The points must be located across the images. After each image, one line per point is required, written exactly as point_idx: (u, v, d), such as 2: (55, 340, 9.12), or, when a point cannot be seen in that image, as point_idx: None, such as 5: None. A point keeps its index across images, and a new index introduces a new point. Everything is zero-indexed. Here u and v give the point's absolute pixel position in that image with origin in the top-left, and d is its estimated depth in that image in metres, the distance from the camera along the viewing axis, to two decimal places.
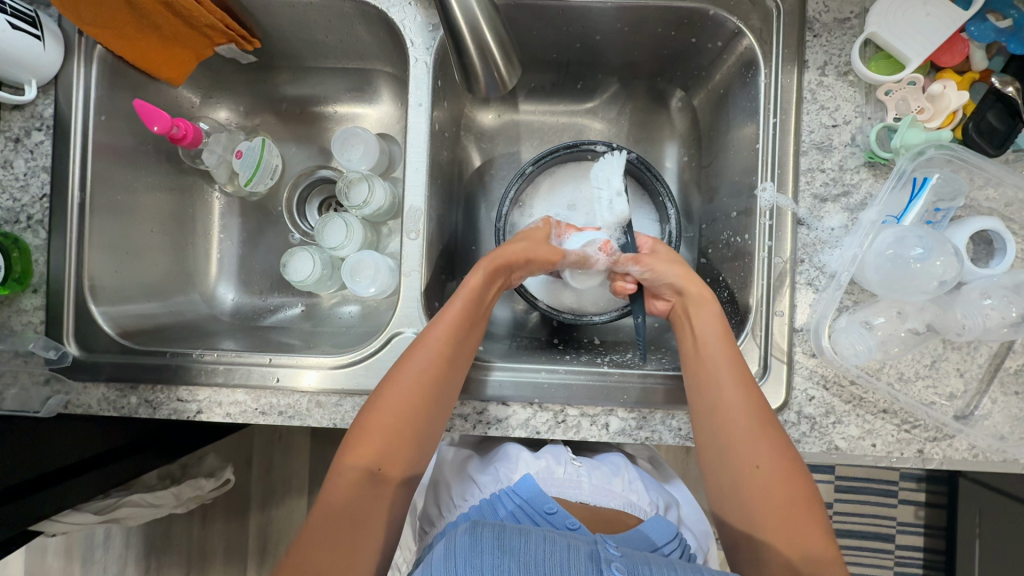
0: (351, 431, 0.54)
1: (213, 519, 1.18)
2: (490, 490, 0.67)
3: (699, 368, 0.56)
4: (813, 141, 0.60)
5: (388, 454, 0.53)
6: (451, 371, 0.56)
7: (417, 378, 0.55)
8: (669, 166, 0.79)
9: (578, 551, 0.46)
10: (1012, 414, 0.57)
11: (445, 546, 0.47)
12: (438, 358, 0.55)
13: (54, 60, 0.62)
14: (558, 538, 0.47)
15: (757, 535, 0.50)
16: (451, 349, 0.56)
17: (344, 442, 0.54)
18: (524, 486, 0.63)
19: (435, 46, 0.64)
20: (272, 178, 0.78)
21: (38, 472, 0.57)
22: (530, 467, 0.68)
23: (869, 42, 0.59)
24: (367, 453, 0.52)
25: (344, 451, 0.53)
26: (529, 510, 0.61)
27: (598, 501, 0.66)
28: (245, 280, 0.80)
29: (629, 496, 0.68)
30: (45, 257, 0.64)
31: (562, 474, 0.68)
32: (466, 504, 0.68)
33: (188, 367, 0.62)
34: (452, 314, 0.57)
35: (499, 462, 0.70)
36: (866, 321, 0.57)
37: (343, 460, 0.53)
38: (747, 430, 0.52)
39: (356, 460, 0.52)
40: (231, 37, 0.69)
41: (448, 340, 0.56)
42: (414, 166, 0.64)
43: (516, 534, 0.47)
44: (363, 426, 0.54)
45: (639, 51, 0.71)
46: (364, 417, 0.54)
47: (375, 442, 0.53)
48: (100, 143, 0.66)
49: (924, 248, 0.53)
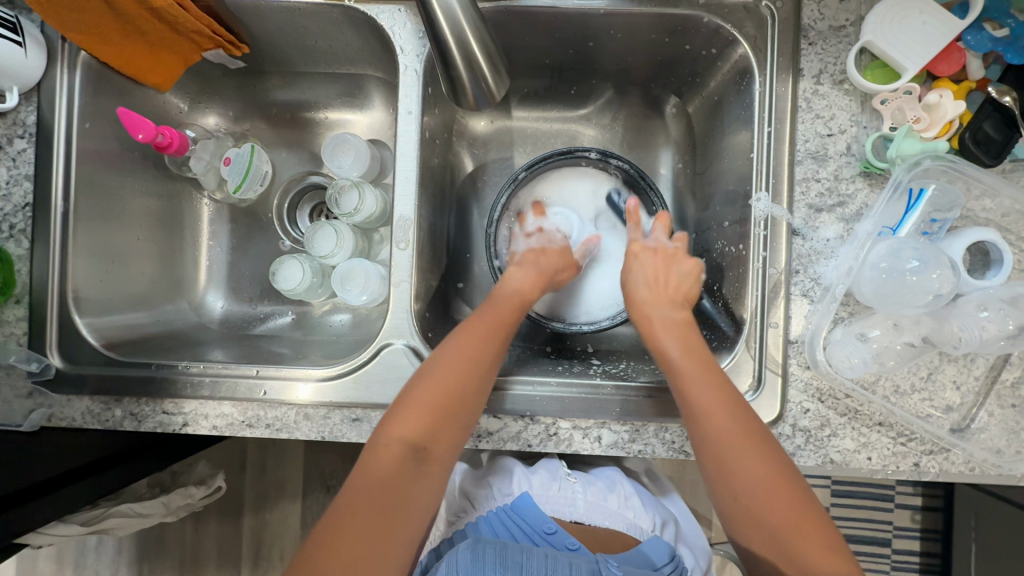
0: (394, 405, 0.53)
1: (205, 524, 1.18)
2: (485, 507, 0.67)
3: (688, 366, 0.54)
4: (808, 150, 0.59)
5: (432, 433, 0.52)
6: (496, 359, 0.57)
7: (465, 361, 0.55)
8: (663, 173, 0.78)
9: (580, 569, 0.48)
10: (1008, 427, 0.56)
11: (447, 562, 0.48)
12: (484, 345, 0.56)
13: (37, 66, 0.61)
14: (560, 556, 0.49)
15: (775, 533, 0.48)
16: (494, 336, 0.58)
17: (387, 416, 0.53)
18: (522, 505, 0.63)
19: (424, 54, 0.63)
20: (261, 185, 0.77)
21: (23, 486, 0.55)
22: (525, 484, 0.67)
23: (865, 51, 0.59)
24: (412, 428, 0.51)
25: (389, 425, 0.52)
26: (526, 529, 0.60)
27: (593, 521, 0.65)
28: (234, 288, 0.79)
29: (626, 514, 0.67)
30: (29, 267, 0.63)
31: (557, 490, 0.67)
32: (460, 522, 0.68)
33: (175, 379, 0.61)
34: (498, 307, 0.60)
35: (495, 478, 0.69)
36: (862, 334, 0.56)
37: (388, 433, 0.51)
38: (750, 424, 0.51)
39: (401, 435, 0.51)
40: (219, 42, 0.68)
41: (494, 330, 0.58)
42: (403, 175, 0.63)
43: (519, 550, 0.48)
44: (409, 401, 0.53)
45: (632, 58, 0.70)
46: (409, 392, 0.53)
47: (421, 418, 0.52)
48: (84, 150, 0.65)
49: (920, 260, 0.52)
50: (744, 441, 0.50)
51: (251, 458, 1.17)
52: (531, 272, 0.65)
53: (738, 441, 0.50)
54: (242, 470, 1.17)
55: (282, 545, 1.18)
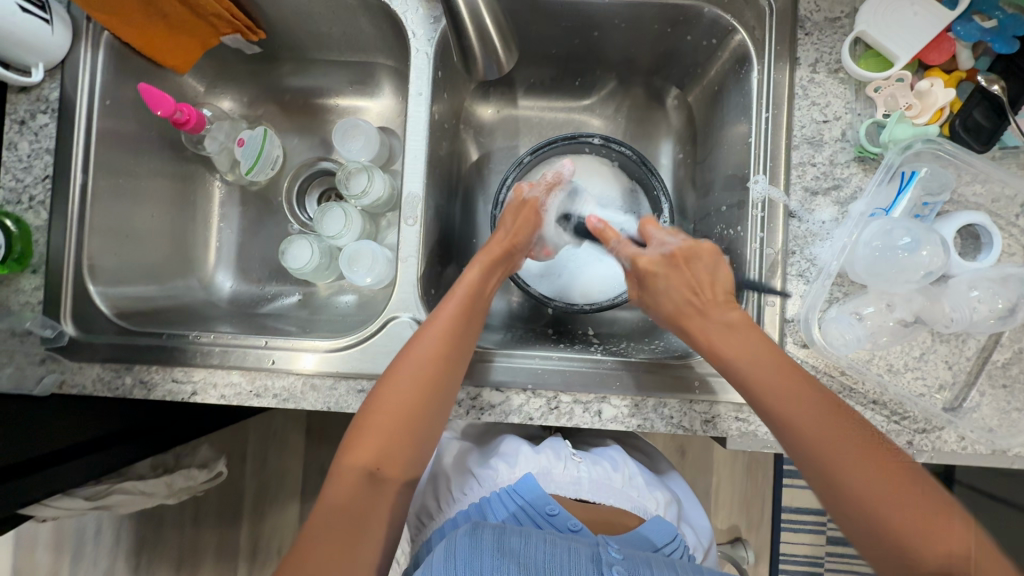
0: (350, 431, 0.55)
1: (205, 513, 1.18)
2: (490, 483, 0.67)
3: (755, 362, 0.50)
4: (804, 135, 0.61)
5: (387, 455, 0.53)
6: (453, 369, 0.56)
7: (416, 378, 0.55)
8: (664, 163, 0.80)
9: (580, 555, 0.48)
10: (1000, 407, 0.57)
11: (446, 547, 0.48)
12: (430, 363, 0.55)
13: (62, 43, 0.64)
14: (560, 542, 0.49)
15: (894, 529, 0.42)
16: (451, 343, 0.56)
17: (343, 444, 0.54)
18: (526, 487, 0.63)
19: (436, 37, 0.65)
20: (272, 169, 0.79)
21: (27, 456, 0.56)
22: (530, 462, 0.67)
23: (858, 41, 0.61)
24: (366, 454, 0.53)
25: (344, 453, 0.53)
26: (532, 511, 0.61)
27: (597, 498, 0.66)
28: (243, 268, 0.80)
29: (630, 493, 0.68)
30: (46, 238, 0.65)
31: (561, 470, 0.67)
32: (465, 498, 0.67)
33: (186, 348, 0.63)
34: (446, 315, 0.57)
35: (502, 455, 0.69)
36: (856, 312, 0.57)
37: (343, 461, 0.53)
38: (838, 414, 0.47)
39: (356, 462, 0.53)
40: (237, 26, 0.71)
41: (443, 342, 0.56)
42: (413, 154, 0.65)
43: (518, 536, 0.48)
44: (363, 425, 0.54)
45: (636, 48, 0.72)
46: (364, 417, 0.54)
47: (374, 442, 0.53)
48: (105, 128, 0.67)
49: (913, 239, 0.54)
50: (827, 434, 0.46)
51: (251, 449, 1.18)
52: (480, 270, 0.61)
53: (828, 438, 0.46)
54: (242, 461, 1.17)
55: (280, 537, 1.17)
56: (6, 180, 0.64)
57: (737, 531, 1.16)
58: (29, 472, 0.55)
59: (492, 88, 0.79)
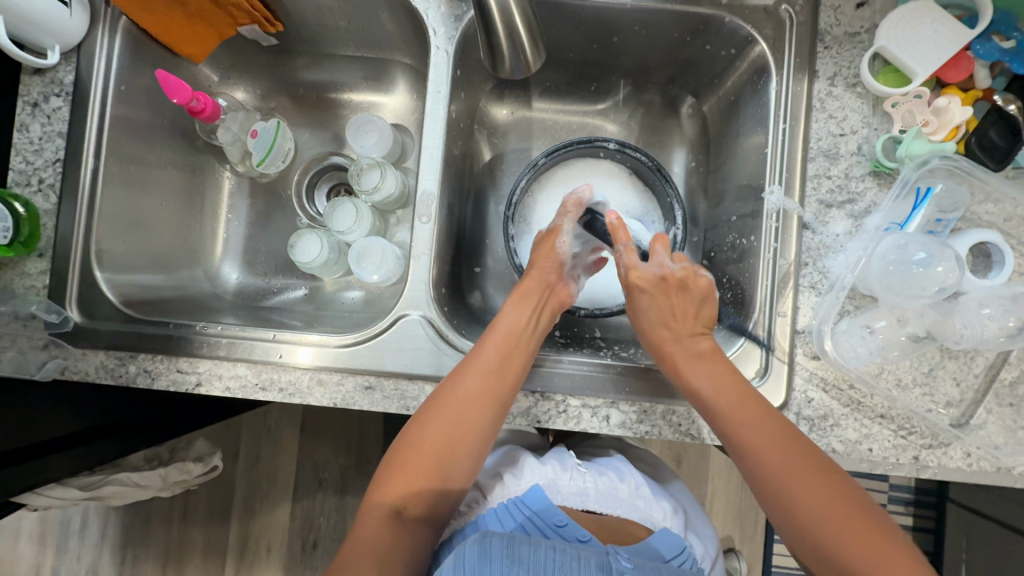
0: (383, 467, 0.56)
1: (195, 507, 1.17)
2: (496, 498, 0.65)
3: (729, 403, 0.54)
4: (821, 148, 0.62)
5: (414, 496, 0.54)
6: (492, 413, 0.56)
7: (450, 421, 0.55)
8: (676, 170, 0.80)
9: (589, 563, 0.43)
10: (1006, 426, 0.57)
11: (452, 558, 0.44)
12: (466, 401, 0.56)
13: (79, 26, 0.63)
14: (568, 549, 0.44)
15: (821, 532, 0.47)
16: (489, 382, 0.56)
17: (375, 478, 0.56)
18: (533, 498, 0.62)
19: (457, 36, 0.65)
20: (283, 162, 0.78)
21: (33, 441, 0.59)
22: (536, 475, 0.67)
23: (877, 56, 0.61)
24: (396, 491, 0.54)
25: (376, 487, 0.55)
26: (539, 522, 0.60)
27: (604, 509, 0.65)
28: (250, 262, 0.80)
29: (637, 503, 0.67)
30: (54, 222, 0.64)
31: (567, 482, 0.66)
32: (471, 512, 0.66)
33: (192, 338, 0.62)
34: (482, 357, 0.57)
35: (507, 467, 0.69)
36: (867, 325, 0.57)
37: (373, 497, 0.55)
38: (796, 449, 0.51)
39: (385, 497, 0.54)
40: (256, 18, 0.71)
41: (483, 380, 0.56)
42: (429, 152, 0.65)
43: (526, 544, 0.44)
44: (394, 462, 0.55)
45: (653, 55, 0.73)
46: (395, 452, 0.56)
47: (403, 482, 0.54)
48: (118, 114, 0.67)
49: (927, 253, 0.53)
50: (764, 446, 0.51)
51: (244, 447, 1.16)
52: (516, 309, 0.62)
53: (773, 453, 0.50)
54: (234, 458, 1.16)
55: (269, 538, 1.15)
56: (15, 162, 0.63)
57: (731, 543, 1.16)
58: (38, 456, 0.59)
59: (507, 88, 0.79)
